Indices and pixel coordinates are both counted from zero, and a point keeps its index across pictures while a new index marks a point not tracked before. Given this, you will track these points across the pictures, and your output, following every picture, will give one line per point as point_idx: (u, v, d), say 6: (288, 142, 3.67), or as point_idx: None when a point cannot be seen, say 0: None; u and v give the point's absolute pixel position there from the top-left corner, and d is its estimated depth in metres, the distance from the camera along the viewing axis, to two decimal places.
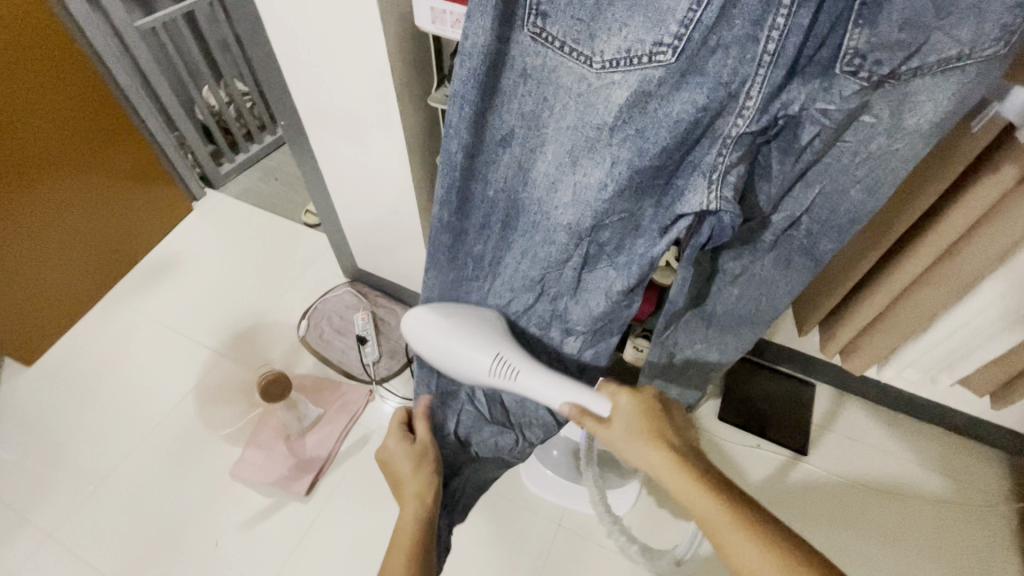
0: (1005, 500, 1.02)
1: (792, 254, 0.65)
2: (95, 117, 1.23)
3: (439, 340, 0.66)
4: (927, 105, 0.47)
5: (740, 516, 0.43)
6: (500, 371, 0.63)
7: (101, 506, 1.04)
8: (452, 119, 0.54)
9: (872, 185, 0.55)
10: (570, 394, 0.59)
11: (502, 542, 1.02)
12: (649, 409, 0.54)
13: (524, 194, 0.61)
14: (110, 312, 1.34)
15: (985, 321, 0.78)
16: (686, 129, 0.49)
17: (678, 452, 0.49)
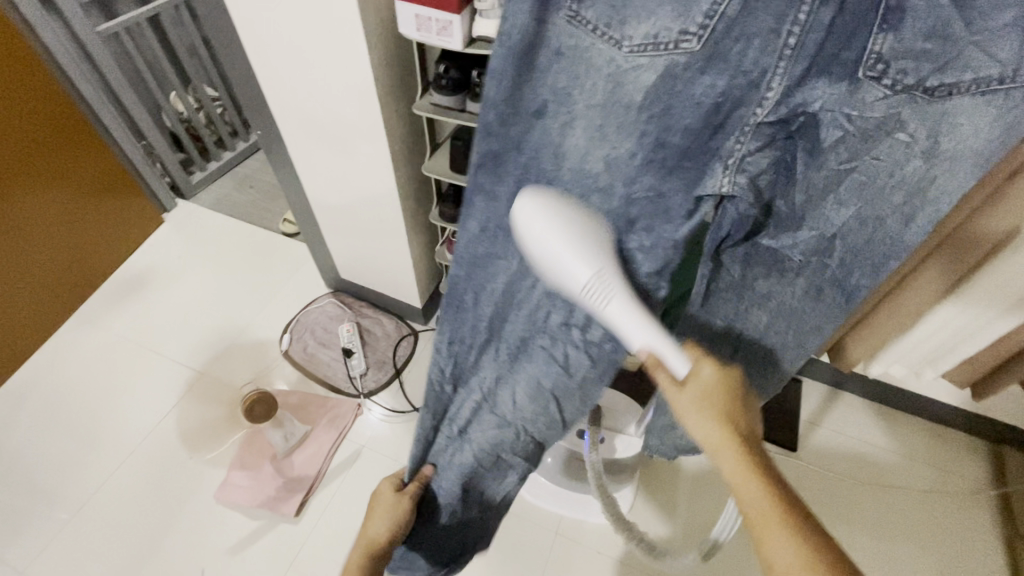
0: (986, 487, 1.05)
1: (824, 285, 0.56)
2: (57, 128, 1.17)
3: (543, 233, 0.48)
4: (968, 131, 0.41)
5: (792, 523, 0.42)
6: (593, 292, 0.48)
7: (78, 537, 0.99)
8: (489, 90, 0.49)
9: (909, 215, 0.48)
10: (662, 345, 0.49)
11: (499, 554, 1.01)
12: (730, 385, 0.49)
13: (542, 163, 0.52)
14: (79, 331, 1.27)
15: (967, 317, 0.80)
16: (709, 116, 0.45)
17: (743, 441, 0.47)
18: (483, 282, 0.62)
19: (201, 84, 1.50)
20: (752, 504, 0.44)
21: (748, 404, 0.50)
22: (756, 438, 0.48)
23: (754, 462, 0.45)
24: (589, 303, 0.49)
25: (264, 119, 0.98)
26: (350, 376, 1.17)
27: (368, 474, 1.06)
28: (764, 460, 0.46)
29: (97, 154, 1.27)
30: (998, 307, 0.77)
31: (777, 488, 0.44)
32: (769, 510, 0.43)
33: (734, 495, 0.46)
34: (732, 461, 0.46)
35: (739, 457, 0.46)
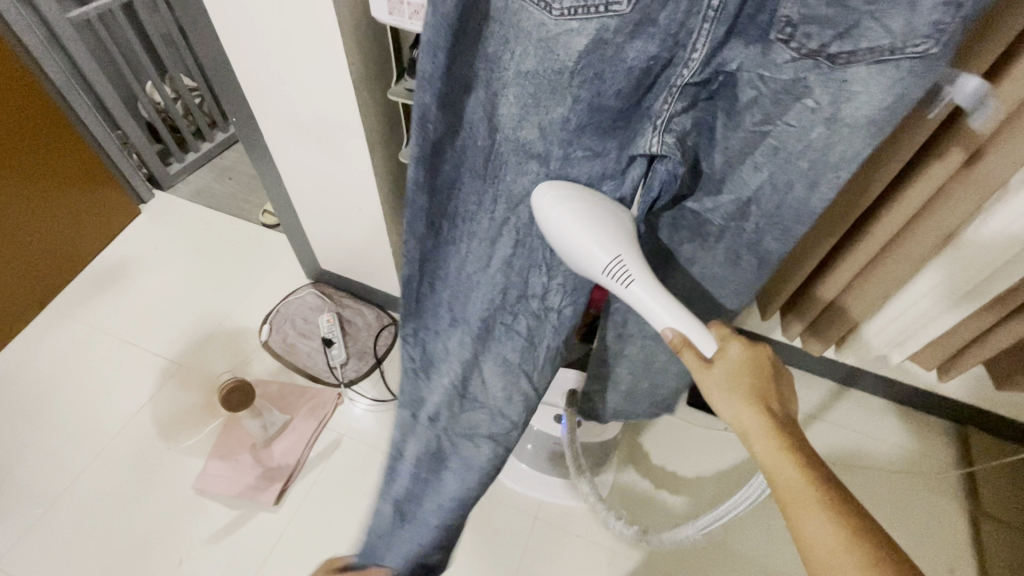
0: (954, 466, 1.08)
1: (740, 250, 0.58)
2: (32, 117, 1.15)
3: (555, 225, 0.49)
4: (865, 99, 0.41)
5: (828, 498, 0.41)
6: (612, 274, 0.49)
7: (54, 530, 0.98)
8: (424, 69, 0.47)
9: (815, 181, 0.48)
10: (686, 324, 0.48)
11: (481, 539, 1.02)
12: (759, 365, 0.49)
13: (484, 137, 0.52)
14: (51, 325, 1.25)
15: (933, 298, 0.83)
16: (640, 78, 0.45)
17: (777, 423, 0.46)
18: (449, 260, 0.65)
19: (178, 74, 1.48)
20: (785, 479, 0.43)
21: (781, 386, 0.49)
22: (792, 421, 0.47)
23: (789, 444, 0.44)
24: (610, 285, 0.49)
25: (239, 109, 0.97)
26: (330, 366, 1.16)
27: (349, 461, 1.06)
28: (799, 441, 0.45)
29: (70, 144, 1.25)
30: (960, 287, 0.79)
31: (813, 469, 0.43)
32: (804, 492, 0.42)
33: (766, 474, 0.44)
34: (765, 445, 0.45)
35: (772, 439, 0.45)
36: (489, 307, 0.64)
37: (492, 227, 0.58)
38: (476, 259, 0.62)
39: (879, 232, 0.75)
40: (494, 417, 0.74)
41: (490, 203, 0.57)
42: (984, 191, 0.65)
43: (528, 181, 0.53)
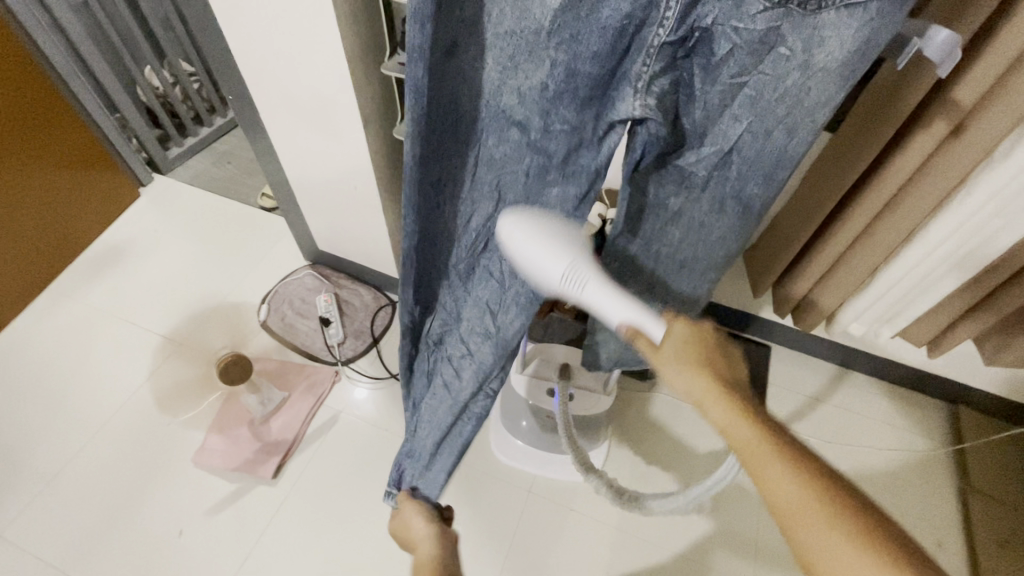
0: (944, 443, 1.09)
1: (725, 198, 0.60)
2: (34, 100, 1.16)
3: (517, 248, 0.54)
4: (835, 43, 0.45)
5: (782, 450, 0.42)
6: (570, 281, 0.54)
7: (56, 503, 1.00)
8: (412, 40, 0.45)
9: (793, 125, 0.52)
10: (636, 313, 0.54)
11: (476, 513, 1.03)
12: (703, 339, 0.51)
13: (466, 106, 0.53)
14: (53, 306, 1.27)
15: (921, 272, 0.84)
16: (615, 40, 0.46)
17: (727, 387, 0.47)
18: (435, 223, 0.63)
19: (177, 59, 1.49)
20: (740, 438, 0.44)
21: (727, 358, 0.51)
22: (741, 387, 0.49)
23: (738, 405, 0.46)
24: (568, 291, 0.55)
25: (235, 87, 0.97)
26: (327, 345, 1.18)
27: (344, 437, 1.08)
28: (750, 405, 0.46)
29: (69, 127, 1.26)
30: (946, 261, 0.81)
31: (765, 426, 0.44)
32: (759, 448, 0.43)
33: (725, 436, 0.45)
34: (718, 410, 0.46)
35: (722, 402, 0.46)
36: (471, 254, 0.66)
37: (477, 189, 0.60)
38: (462, 216, 0.62)
39: (867, 206, 0.76)
40: (470, 374, 0.75)
41: (473, 165, 0.58)
42: (970, 160, 0.66)
43: (508, 146, 0.55)
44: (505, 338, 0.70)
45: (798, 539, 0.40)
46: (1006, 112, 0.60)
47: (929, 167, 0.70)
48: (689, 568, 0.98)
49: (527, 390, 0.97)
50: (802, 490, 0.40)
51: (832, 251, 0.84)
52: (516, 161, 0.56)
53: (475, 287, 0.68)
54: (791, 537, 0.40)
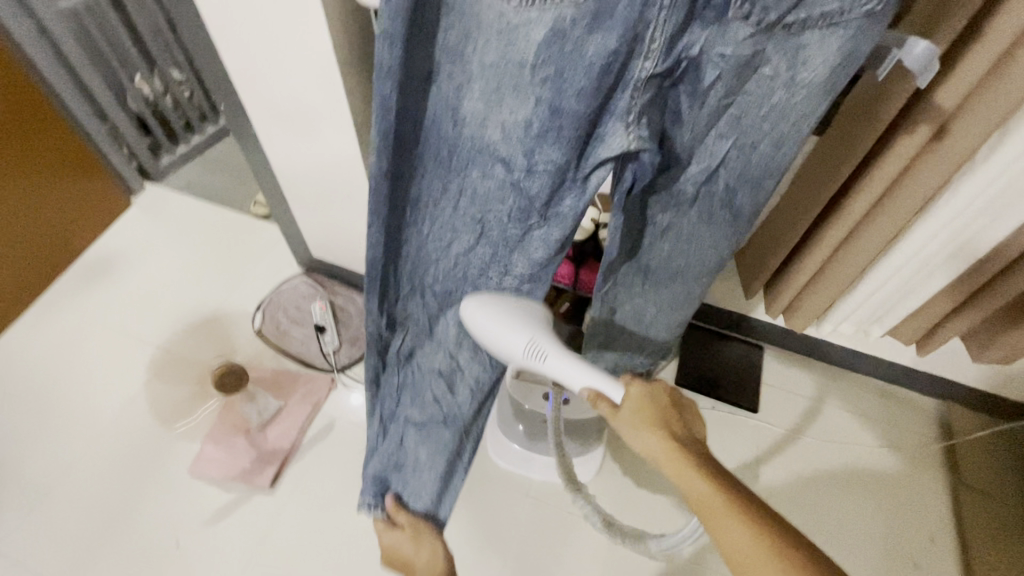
0: (935, 439, 1.10)
1: (714, 210, 0.64)
2: (24, 110, 1.16)
3: (479, 328, 0.59)
4: (817, 61, 0.48)
5: (732, 504, 0.44)
6: (531, 352, 0.56)
7: (50, 515, 0.99)
8: (382, 59, 0.45)
9: (778, 139, 0.56)
10: (595, 377, 0.55)
11: (474, 517, 1.04)
12: (658, 396, 0.54)
13: (449, 134, 0.53)
14: (45, 317, 1.26)
15: (908, 272, 0.85)
16: (600, 77, 0.46)
17: (680, 445, 0.49)
18: (415, 245, 0.64)
19: (167, 66, 1.48)
20: (695, 494, 0.46)
21: (680, 415, 0.54)
22: (695, 441, 0.51)
23: (693, 462, 0.48)
24: (530, 363, 0.57)
25: (227, 96, 0.97)
26: (323, 352, 1.17)
27: (340, 444, 1.08)
28: (703, 458, 0.48)
29: (59, 138, 1.25)
30: (932, 261, 0.82)
31: (715, 478, 0.46)
32: (715, 502, 0.45)
33: (680, 493, 0.47)
34: (673, 467, 0.48)
35: (677, 458, 0.48)
36: (450, 278, 0.67)
37: (458, 220, 0.60)
38: (440, 241, 0.63)
39: (855, 209, 0.77)
40: (462, 388, 0.78)
41: (455, 196, 0.58)
42: (952, 163, 0.67)
43: (492, 181, 0.56)
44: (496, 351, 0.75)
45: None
46: (986, 115, 0.62)
47: (913, 170, 0.71)
48: (684, 567, 0.99)
49: (521, 393, 0.97)
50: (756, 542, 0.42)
51: (819, 253, 0.85)
52: (499, 194, 0.57)
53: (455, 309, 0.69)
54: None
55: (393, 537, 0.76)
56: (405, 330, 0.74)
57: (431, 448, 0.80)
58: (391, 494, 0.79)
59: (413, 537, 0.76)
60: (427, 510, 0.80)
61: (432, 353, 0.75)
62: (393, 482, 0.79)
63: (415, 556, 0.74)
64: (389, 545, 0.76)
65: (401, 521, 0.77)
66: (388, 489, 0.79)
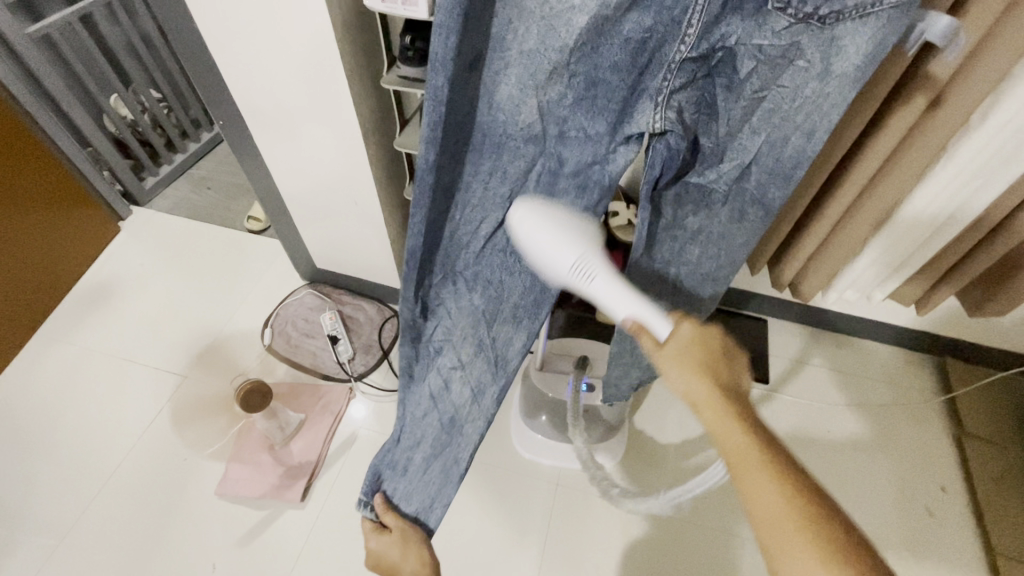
0: (936, 394, 1.16)
1: (745, 207, 0.61)
2: (6, 137, 1.11)
3: (526, 230, 0.51)
4: (852, 50, 0.46)
5: (770, 461, 0.42)
6: (579, 269, 0.50)
7: (75, 553, 0.97)
8: (437, 50, 0.44)
9: (810, 130, 0.53)
10: (641, 308, 0.51)
11: (506, 511, 1.05)
12: (709, 345, 0.48)
13: (479, 117, 0.53)
14: (44, 352, 1.22)
15: (909, 237, 0.89)
16: (636, 51, 0.48)
17: (728, 395, 0.46)
18: (447, 230, 0.61)
19: (145, 86, 1.45)
20: (732, 446, 0.44)
21: (732, 363, 0.48)
22: (741, 393, 0.47)
23: (736, 414, 0.45)
24: (575, 282, 0.51)
25: (227, 112, 0.95)
26: (339, 362, 1.17)
27: (366, 453, 1.08)
28: (747, 412, 0.45)
29: (44, 166, 1.21)
30: (931, 224, 0.86)
31: (758, 435, 0.44)
32: (748, 456, 0.43)
33: (714, 440, 0.45)
34: (712, 414, 0.45)
35: (720, 408, 0.45)
36: (479, 262, 0.64)
37: (486, 201, 0.59)
38: (470, 226, 0.61)
39: (856, 179, 0.80)
40: (462, 389, 0.74)
41: (484, 181, 0.57)
42: (952, 126, 0.71)
43: (523, 160, 0.56)
44: (501, 356, 0.72)
45: (769, 543, 0.41)
46: (980, 81, 0.65)
47: (915, 134, 0.74)
48: (715, 538, 1.02)
49: (547, 384, 0.98)
50: (783, 498, 0.41)
51: (823, 225, 0.88)
52: (528, 174, 0.57)
53: (471, 295, 0.66)
54: (760, 530, 0.42)
55: (382, 541, 0.74)
56: (433, 319, 0.69)
57: (427, 450, 0.76)
58: (382, 493, 0.76)
59: (399, 541, 0.74)
60: (415, 513, 0.77)
61: (446, 343, 0.71)
62: (386, 481, 0.76)
63: (400, 561, 0.72)
64: (376, 550, 0.73)
65: (389, 523, 0.74)
66: (380, 488, 0.76)
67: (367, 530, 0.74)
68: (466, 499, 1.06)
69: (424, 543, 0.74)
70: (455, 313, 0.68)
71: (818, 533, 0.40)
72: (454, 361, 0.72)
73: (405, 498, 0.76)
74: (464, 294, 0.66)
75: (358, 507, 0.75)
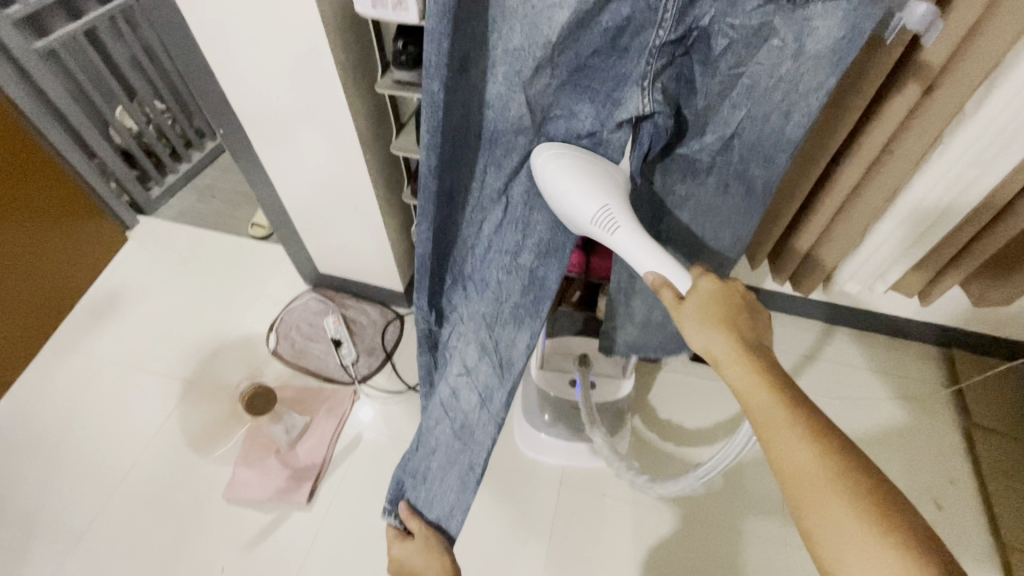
0: (943, 386, 1.15)
1: (729, 180, 0.61)
2: (16, 150, 1.14)
3: (555, 181, 0.52)
4: (824, 32, 0.46)
5: (799, 416, 0.39)
6: (601, 221, 0.49)
7: (87, 557, 0.98)
8: (431, 59, 0.45)
9: (789, 109, 0.52)
10: (660, 261, 0.48)
11: (511, 510, 1.05)
12: (732, 301, 0.46)
13: (474, 117, 0.53)
14: (54, 361, 1.24)
15: (909, 228, 0.88)
16: (614, 37, 0.49)
17: (749, 348, 0.43)
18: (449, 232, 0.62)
19: (149, 98, 1.47)
20: (757, 403, 0.41)
21: (755, 320, 0.46)
22: (766, 350, 0.45)
23: (760, 367, 0.42)
24: (597, 234, 0.50)
25: (226, 121, 0.97)
26: (342, 365, 1.19)
27: (371, 454, 1.08)
28: (773, 368, 0.42)
29: (52, 178, 1.24)
30: (930, 214, 0.85)
31: (786, 392, 0.41)
32: (775, 413, 0.40)
33: (738, 398, 0.43)
34: (736, 370, 0.43)
35: (743, 363, 0.43)
36: (483, 264, 0.65)
37: (483, 198, 0.60)
38: (472, 225, 0.62)
39: (851, 171, 0.79)
40: (470, 394, 0.73)
41: (480, 175, 0.58)
42: (947, 114, 0.70)
43: (516, 156, 0.56)
44: (507, 358, 0.70)
45: (799, 504, 0.38)
46: (973, 69, 0.65)
47: (911, 123, 0.73)
48: (720, 534, 1.01)
49: (549, 383, 1.00)
50: (816, 456, 0.38)
51: (821, 218, 0.88)
52: (522, 166, 0.57)
53: (475, 298, 0.67)
54: (791, 492, 0.39)
55: (404, 548, 0.73)
56: (447, 326, 0.72)
57: (441, 458, 0.75)
58: (405, 501, 0.77)
59: (421, 547, 0.72)
60: (437, 520, 0.75)
61: (455, 350, 0.71)
62: (407, 489, 0.78)
63: (422, 564, 0.70)
64: (398, 556, 0.73)
65: (412, 528, 0.74)
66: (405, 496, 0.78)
67: (391, 537, 0.74)
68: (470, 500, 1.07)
69: (445, 551, 0.71)
70: (461, 318, 0.70)
71: (855, 494, 0.36)
72: (460, 368, 0.71)
73: (427, 504, 0.76)
74: (471, 300, 0.68)
75: (385, 515, 0.78)
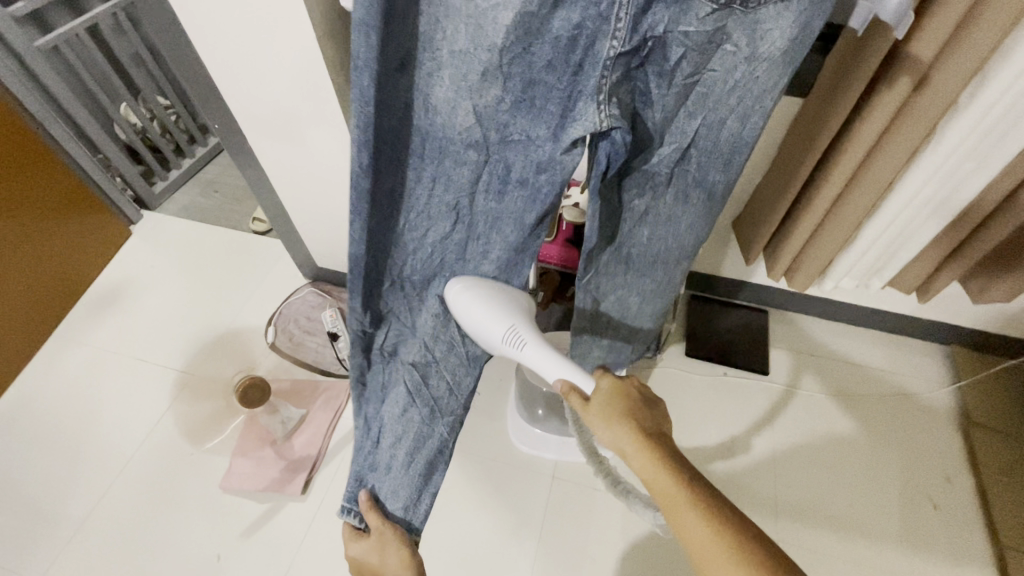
0: (942, 384, 1.13)
1: (688, 189, 0.64)
2: (19, 146, 1.16)
3: (469, 311, 0.61)
4: (777, 33, 0.49)
5: (693, 494, 0.45)
6: (510, 339, 0.59)
7: (88, 544, 1.01)
8: (358, 51, 0.45)
9: (745, 114, 0.56)
10: (566, 369, 0.57)
11: (503, 503, 1.06)
12: (628, 395, 0.54)
13: (420, 124, 0.54)
14: (59, 352, 1.27)
15: (902, 223, 0.87)
16: (567, 48, 0.49)
17: (646, 436, 0.50)
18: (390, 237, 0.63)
19: (152, 94, 1.49)
20: (660, 488, 0.47)
21: (650, 408, 0.54)
22: (664, 435, 0.52)
23: (656, 453, 0.48)
24: (509, 351, 0.59)
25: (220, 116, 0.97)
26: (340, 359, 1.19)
27: None
28: (668, 452, 0.49)
29: (57, 175, 1.26)
30: (924, 209, 0.84)
31: (680, 473, 0.47)
32: (674, 494, 0.46)
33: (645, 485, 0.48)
34: (638, 459, 0.49)
35: (642, 452, 0.49)
36: (428, 266, 0.67)
37: (433, 209, 0.61)
38: (417, 232, 0.63)
39: (842, 167, 0.78)
40: (440, 381, 0.74)
41: (427, 185, 0.59)
42: (938, 108, 0.69)
43: (467, 170, 0.58)
44: (472, 352, 0.74)
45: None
46: (964, 62, 0.64)
47: (902, 117, 0.72)
48: None
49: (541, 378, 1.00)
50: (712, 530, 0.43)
51: (814, 213, 0.87)
52: (476, 182, 0.59)
53: (431, 297, 0.70)
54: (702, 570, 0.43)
55: (361, 546, 0.69)
56: (387, 325, 0.72)
57: (408, 445, 0.72)
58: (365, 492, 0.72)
59: (378, 544, 0.68)
60: (404, 510, 0.73)
61: (414, 341, 0.72)
62: (370, 480, 0.72)
63: (382, 564, 0.67)
64: (356, 556, 0.68)
65: (372, 522, 0.69)
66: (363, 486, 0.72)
67: (346, 536, 0.70)
68: (463, 493, 1.07)
69: (405, 543, 0.69)
70: (420, 312, 0.71)
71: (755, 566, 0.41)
72: (421, 357, 0.72)
73: (392, 495, 0.72)
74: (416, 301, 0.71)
75: (340, 512, 0.71)
